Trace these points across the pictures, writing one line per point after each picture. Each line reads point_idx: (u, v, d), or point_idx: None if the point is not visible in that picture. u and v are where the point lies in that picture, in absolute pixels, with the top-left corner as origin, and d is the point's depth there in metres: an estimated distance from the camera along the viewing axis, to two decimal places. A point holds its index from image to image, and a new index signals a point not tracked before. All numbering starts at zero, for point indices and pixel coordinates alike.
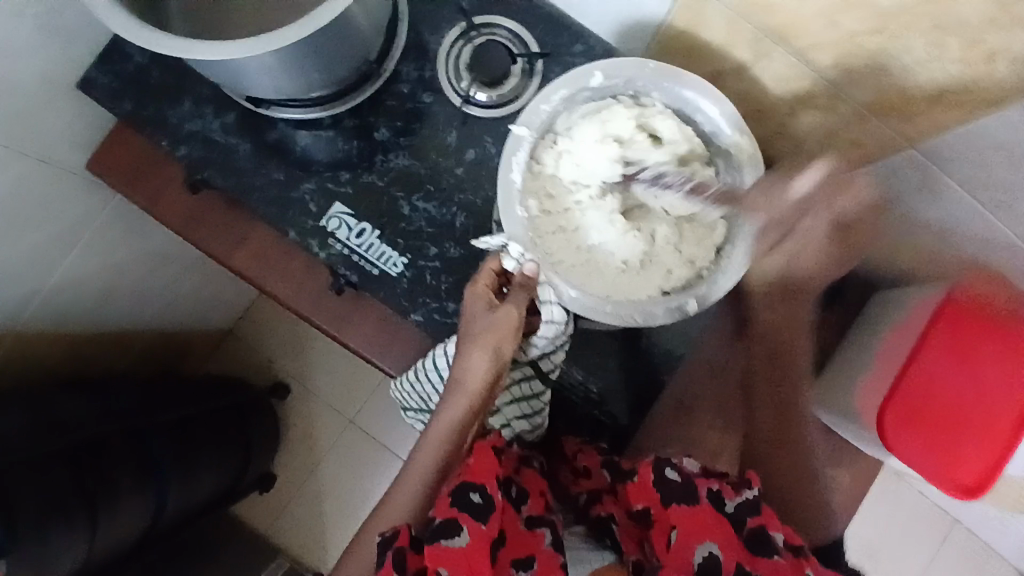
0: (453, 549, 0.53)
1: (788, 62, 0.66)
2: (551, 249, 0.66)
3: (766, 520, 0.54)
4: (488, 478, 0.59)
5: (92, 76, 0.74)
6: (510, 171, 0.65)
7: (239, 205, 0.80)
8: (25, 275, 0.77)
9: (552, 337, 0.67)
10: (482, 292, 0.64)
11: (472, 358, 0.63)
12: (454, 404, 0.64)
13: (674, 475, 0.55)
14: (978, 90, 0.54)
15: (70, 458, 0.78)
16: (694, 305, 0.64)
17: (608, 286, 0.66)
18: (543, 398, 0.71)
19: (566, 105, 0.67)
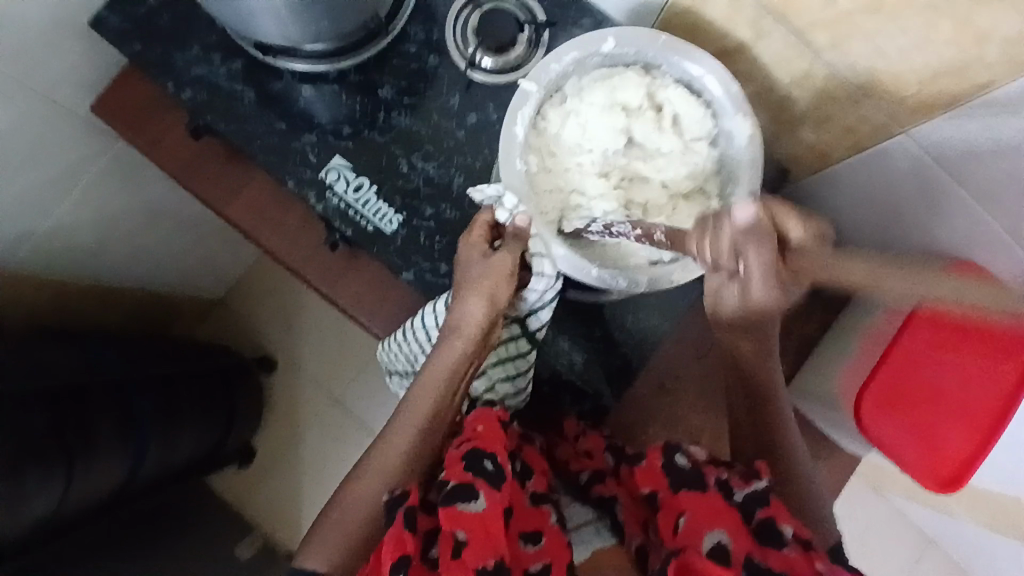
0: (471, 514, 0.46)
1: (788, 43, 0.57)
2: (544, 208, 0.60)
3: (776, 512, 0.51)
4: (498, 446, 0.51)
5: (100, 14, 0.68)
6: (514, 124, 0.58)
7: (239, 155, 0.72)
8: (16, 215, 0.76)
9: (544, 291, 0.59)
10: (477, 242, 0.58)
11: (467, 303, 0.56)
12: (446, 351, 0.56)
13: (683, 461, 0.54)
14: (967, 74, 0.48)
15: (50, 403, 0.76)
16: (682, 275, 0.57)
17: (595, 253, 0.60)
18: (530, 358, 0.64)
19: (576, 69, 0.60)
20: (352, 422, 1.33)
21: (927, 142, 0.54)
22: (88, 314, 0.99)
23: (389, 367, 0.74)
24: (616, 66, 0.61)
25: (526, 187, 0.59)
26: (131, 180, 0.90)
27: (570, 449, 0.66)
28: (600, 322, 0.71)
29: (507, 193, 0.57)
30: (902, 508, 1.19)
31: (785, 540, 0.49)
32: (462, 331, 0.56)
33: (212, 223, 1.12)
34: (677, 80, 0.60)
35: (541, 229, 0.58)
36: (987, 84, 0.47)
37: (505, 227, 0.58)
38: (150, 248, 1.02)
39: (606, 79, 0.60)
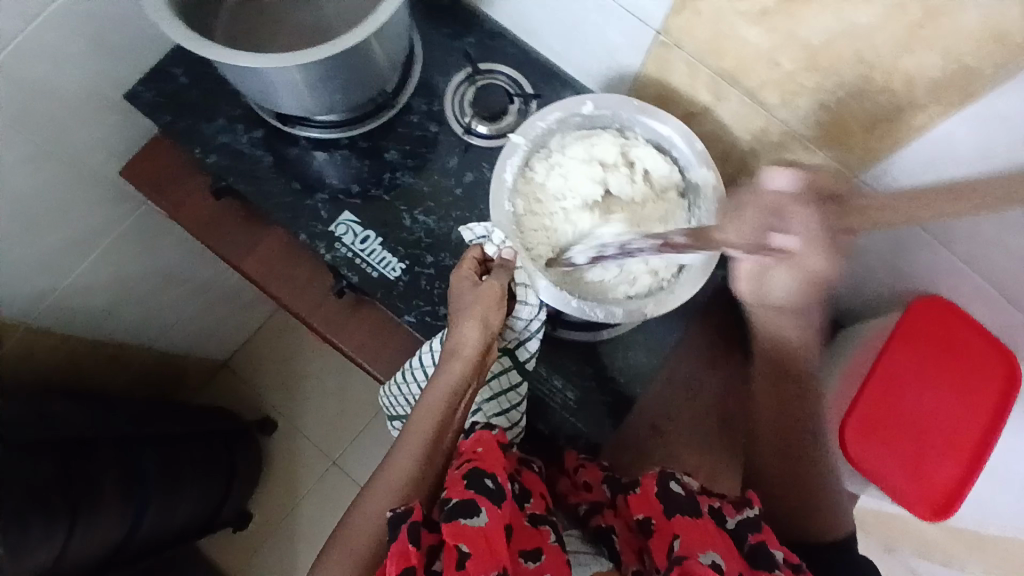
0: (473, 529, 0.49)
1: (744, 104, 0.65)
2: (530, 244, 0.66)
3: (766, 537, 0.54)
4: (500, 470, 0.56)
5: (137, 90, 0.77)
6: (503, 171, 0.67)
7: (256, 213, 0.79)
8: (42, 272, 0.82)
9: (532, 319, 0.65)
10: (466, 273, 0.64)
11: (463, 327, 0.61)
12: (447, 372, 0.60)
13: (678, 489, 0.56)
14: (903, 119, 0.55)
15: (62, 458, 0.79)
16: (652, 310, 0.63)
17: (575, 288, 0.65)
18: (521, 390, 0.67)
19: (560, 127, 0.69)
20: (351, 486, 1.32)
21: (878, 184, 0.61)
22: (95, 373, 1.03)
23: (390, 411, 0.76)
24: (595, 127, 0.70)
25: (511, 226, 0.66)
26: (150, 242, 0.96)
27: (571, 483, 0.68)
28: (592, 360, 0.75)
29: (495, 229, 0.65)
30: None
31: (775, 561, 0.52)
32: (461, 354, 0.61)
33: (222, 287, 1.17)
34: (648, 139, 0.69)
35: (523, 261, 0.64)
36: (922, 127, 0.54)
37: (492, 260, 0.65)
38: (161, 310, 1.07)
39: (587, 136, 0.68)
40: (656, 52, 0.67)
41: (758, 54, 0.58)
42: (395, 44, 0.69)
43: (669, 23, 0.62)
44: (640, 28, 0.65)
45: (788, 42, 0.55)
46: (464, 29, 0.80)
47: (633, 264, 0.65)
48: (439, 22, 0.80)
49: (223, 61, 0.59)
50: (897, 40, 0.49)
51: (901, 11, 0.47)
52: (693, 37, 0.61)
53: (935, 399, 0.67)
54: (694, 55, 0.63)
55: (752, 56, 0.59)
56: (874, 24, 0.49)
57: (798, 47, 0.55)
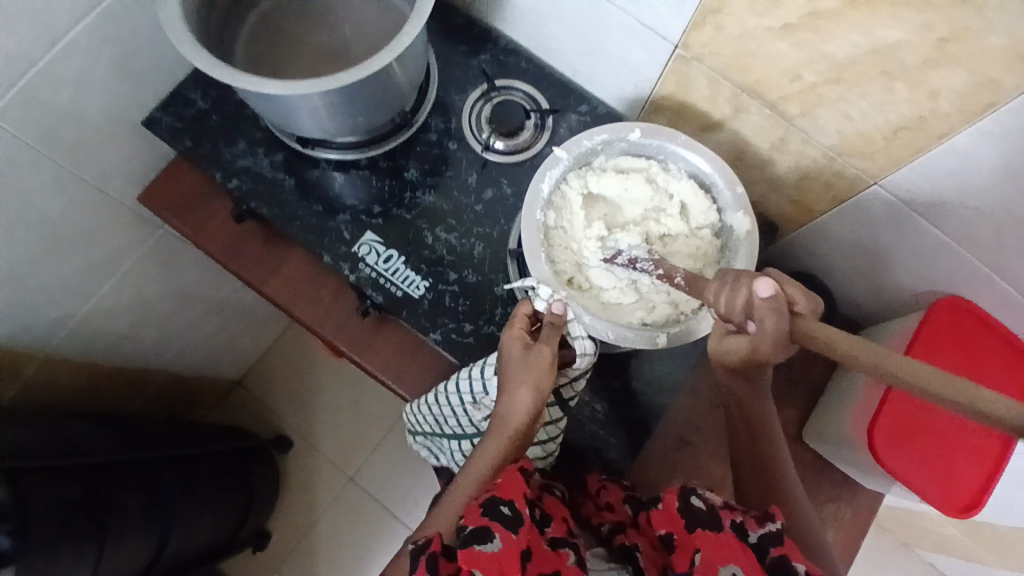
0: (486, 555, 0.50)
1: (764, 115, 0.66)
2: (556, 259, 0.67)
3: (790, 551, 0.51)
4: (517, 495, 0.55)
5: (155, 115, 0.77)
6: (541, 181, 0.66)
7: (277, 235, 0.79)
8: (61, 299, 0.82)
9: (585, 368, 0.64)
10: (517, 335, 0.61)
11: (515, 396, 0.59)
12: (495, 440, 0.59)
13: (700, 504, 0.54)
14: (926, 127, 0.55)
15: (85, 478, 0.79)
16: (664, 341, 0.62)
17: (593, 308, 0.66)
18: (561, 423, 0.67)
19: (605, 147, 0.68)
20: (369, 502, 1.31)
21: (899, 190, 0.62)
22: (114, 397, 1.03)
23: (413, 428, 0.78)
24: (639, 155, 0.69)
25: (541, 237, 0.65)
26: (168, 266, 0.97)
27: (594, 505, 0.67)
28: (617, 373, 0.75)
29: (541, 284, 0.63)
30: (936, 561, 1.18)
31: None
32: (510, 421, 0.60)
33: (237, 306, 1.18)
34: (691, 175, 0.68)
35: (548, 279, 0.64)
36: (946, 134, 0.54)
37: (543, 315, 0.63)
38: (178, 331, 1.07)
39: (627, 164, 0.69)
40: (673, 66, 0.67)
41: (778, 66, 0.59)
42: (414, 66, 0.69)
43: (688, 38, 0.63)
44: (659, 43, 0.66)
45: (809, 55, 0.56)
46: (478, 46, 0.80)
47: (654, 295, 0.66)
48: (454, 40, 0.80)
49: (247, 87, 0.59)
50: (921, 52, 0.50)
51: (927, 24, 0.48)
52: (713, 53, 0.62)
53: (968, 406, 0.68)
54: (713, 70, 0.64)
55: (774, 69, 0.60)
56: (897, 39, 0.51)
57: (821, 60, 0.56)
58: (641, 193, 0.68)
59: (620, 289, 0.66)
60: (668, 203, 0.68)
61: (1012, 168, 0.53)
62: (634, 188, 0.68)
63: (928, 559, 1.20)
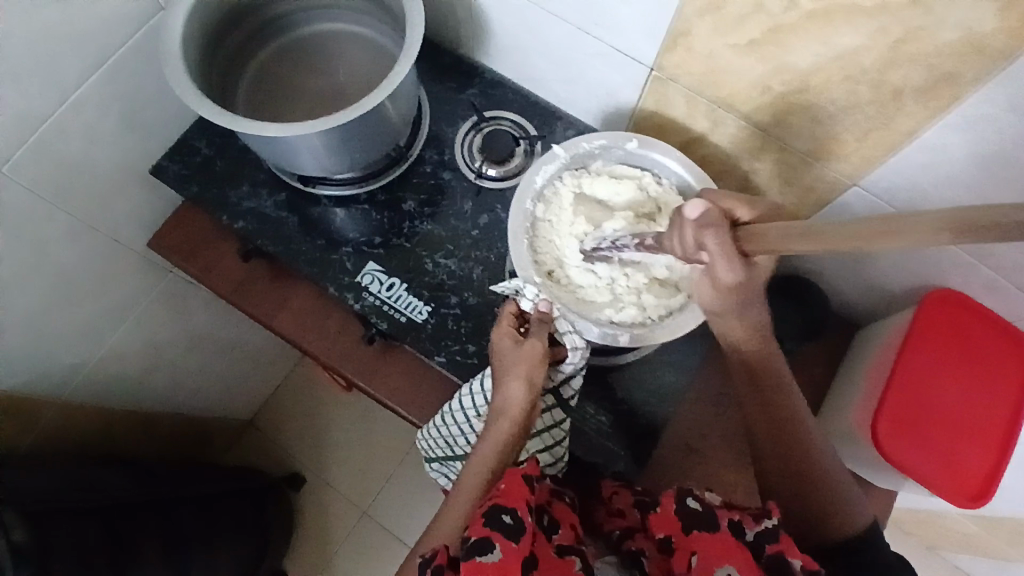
0: (489, 565, 0.50)
1: (740, 127, 0.69)
2: (538, 247, 0.69)
3: (787, 546, 0.52)
4: (521, 502, 0.55)
5: (163, 164, 0.81)
6: (534, 174, 0.70)
7: (284, 271, 0.82)
8: (78, 343, 0.85)
9: (579, 364, 0.66)
10: (506, 331, 0.64)
11: (509, 386, 0.61)
12: (494, 433, 0.61)
13: (695, 505, 0.55)
14: (894, 126, 0.58)
15: (103, 519, 0.80)
16: (625, 340, 0.65)
17: (568, 301, 0.67)
18: (565, 426, 0.69)
19: (603, 153, 0.71)
20: (384, 535, 1.31)
21: (876, 188, 0.65)
22: (129, 442, 1.05)
23: (428, 455, 0.79)
24: (635, 165, 0.72)
25: (526, 225, 0.68)
26: (178, 309, 0.99)
27: (606, 511, 0.67)
28: (620, 384, 0.77)
29: (528, 284, 0.66)
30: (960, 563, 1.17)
31: (792, 572, 0.50)
32: (507, 413, 0.62)
33: (246, 346, 1.20)
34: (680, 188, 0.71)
35: (533, 279, 0.66)
36: (914, 132, 0.57)
37: (530, 313, 0.66)
38: (189, 373, 1.09)
39: (621, 172, 0.71)
40: (651, 87, 0.71)
41: (748, 79, 0.62)
42: (406, 103, 0.73)
43: (661, 60, 0.66)
44: (635, 67, 0.69)
45: (774, 66, 0.60)
46: (467, 81, 0.85)
47: (626, 297, 0.68)
48: (443, 77, 0.85)
49: (248, 132, 0.62)
50: (877, 55, 0.53)
51: (880, 30, 0.51)
52: (686, 71, 0.66)
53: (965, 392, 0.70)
54: (688, 87, 0.68)
55: (745, 82, 0.63)
56: (857, 45, 0.54)
57: (786, 71, 0.59)
58: (632, 200, 0.70)
59: (596, 287, 0.68)
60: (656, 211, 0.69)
61: (979, 160, 0.55)
62: (623, 193, 0.70)
63: (954, 561, 1.18)
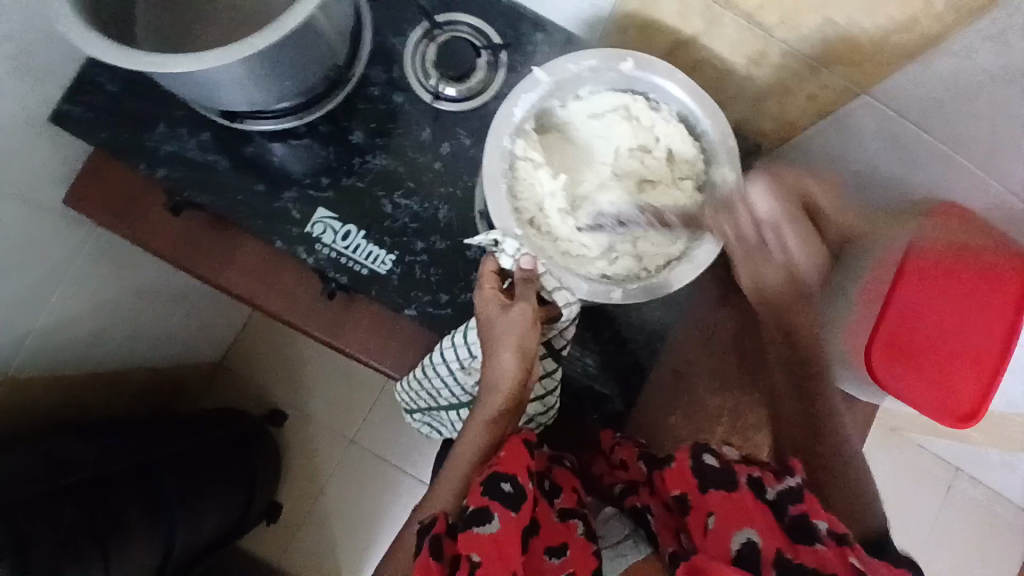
0: (485, 536, 0.48)
1: (740, 28, 0.59)
2: (518, 190, 0.59)
3: (811, 507, 0.47)
4: (521, 470, 0.53)
5: (61, 107, 0.68)
6: (513, 104, 0.58)
7: (225, 222, 0.72)
8: (14, 321, 0.76)
9: (572, 318, 0.61)
10: (491, 295, 0.57)
11: (500, 358, 0.56)
12: (488, 405, 0.57)
13: (712, 462, 0.52)
14: (923, 27, 0.49)
15: (79, 497, 0.77)
16: (619, 296, 0.57)
17: (553, 253, 0.59)
18: (556, 376, 0.64)
19: (592, 75, 0.59)
20: (374, 460, 1.32)
21: (890, 99, 0.57)
22: (99, 403, 1.00)
23: (409, 406, 0.76)
24: (630, 88, 0.60)
25: (504, 166, 0.58)
26: (117, 264, 0.90)
27: (608, 463, 0.65)
28: (605, 323, 0.72)
29: (506, 239, 0.56)
30: (924, 443, 1.24)
31: (819, 536, 0.45)
32: (501, 386, 0.57)
33: (202, 289, 1.12)
34: (682, 115, 0.60)
35: (514, 231, 0.57)
36: (942, 36, 0.49)
37: (511, 271, 0.58)
38: (146, 327, 1.02)
39: (614, 97, 0.60)
40: None
41: None
42: (340, 13, 0.60)
43: None
44: None
45: None
46: None
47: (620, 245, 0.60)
48: None
49: (147, 70, 0.50)
50: None
51: None
52: None
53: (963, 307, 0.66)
54: None
55: None
56: None
57: None
58: (621, 129, 0.60)
59: (586, 237, 0.59)
60: (650, 143, 0.61)
61: None
62: (608, 127, 0.61)
63: (919, 441, 1.25)
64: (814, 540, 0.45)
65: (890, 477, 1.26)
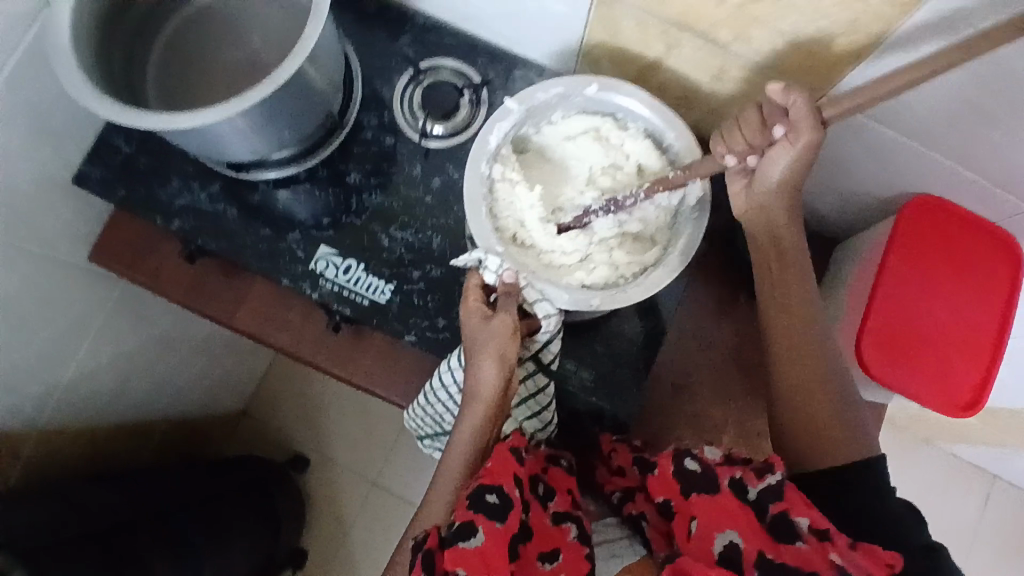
0: (471, 551, 0.50)
1: (698, 47, 0.62)
2: (499, 210, 0.64)
3: (789, 504, 0.52)
4: (506, 479, 0.55)
5: (84, 170, 0.74)
6: (489, 133, 0.62)
7: (236, 266, 0.77)
8: (41, 374, 0.81)
9: (553, 331, 0.62)
10: (474, 307, 0.60)
11: (481, 367, 0.58)
12: (471, 414, 0.59)
13: (694, 466, 0.55)
14: (864, 27, 0.52)
15: (103, 542, 0.80)
16: (597, 302, 0.60)
17: (535, 267, 0.63)
18: (549, 390, 0.67)
19: (560, 101, 0.64)
20: (396, 500, 1.33)
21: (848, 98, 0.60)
22: (124, 453, 1.04)
23: (419, 432, 0.77)
24: (597, 112, 0.66)
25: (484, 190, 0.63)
26: (139, 316, 0.95)
27: (608, 469, 0.67)
28: (599, 338, 0.74)
29: (489, 255, 0.60)
30: (956, 451, 1.20)
31: (798, 531, 0.51)
32: (482, 395, 0.59)
33: (222, 339, 1.17)
34: (647, 132, 0.65)
35: (496, 249, 0.60)
36: (884, 32, 0.52)
37: (495, 286, 0.61)
38: (169, 377, 1.07)
39: (583, 121, 0.66)
40: (596, 13, 0.64)
41: None
42: (330, 66, 0.66)
43: None
44: None
45: None
46: (397, 31, 0.77)
47: (597, 255, 0.64)
48: (371, 30, 0.77)
49: (155, 128, 0.56)
50: None
51: None
52: None
53: (954, 301, 0.68)
54: (636, 10, 0.61)
55: None
56: None
57: None
58: (593, 150, 0.66)
59: (565, 249, 0.64)
60: (620, 162, 0.66)
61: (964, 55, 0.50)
62: (581, 149, 0.66)
63: (949, 449, 1.21)
64: (791, 536, 0.51)
65: (923, 488, 1.21)
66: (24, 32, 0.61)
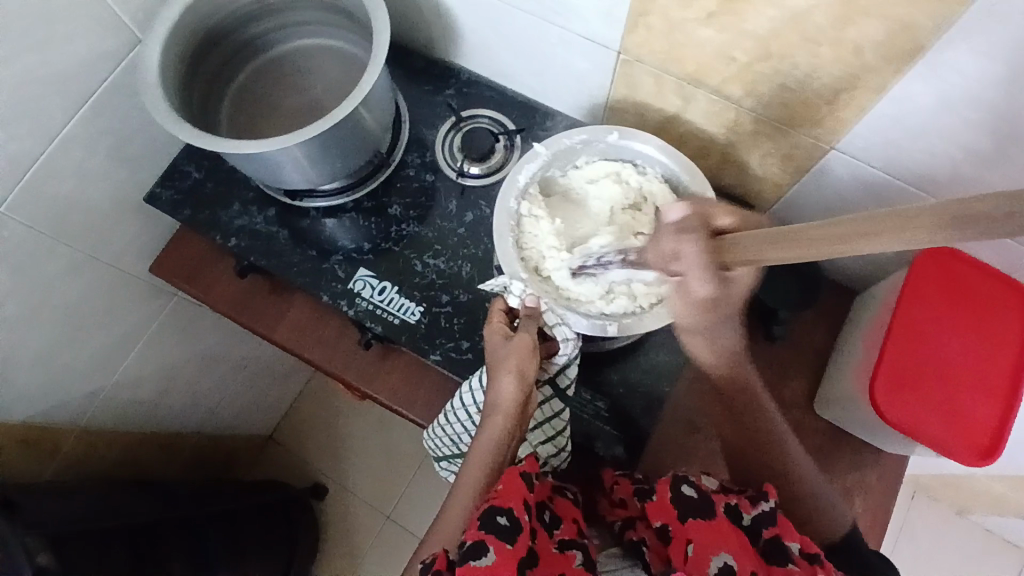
0: (481, 569, 0.50)
1: (712, 101, 0.68)
2: (525, 243, 0.70)
3: (782, 530, 0.54)
4: (517, 500, 0.56)
5: (156, 191, 0.83)
6: (518, 173, 0.70)
7: (281, 284, 0.84)
8: (91, 373, 0.88)
9: (572, 354, 0.67)
10: (497, 327, 0.66)
11: (499, 381, 0.62)
12: (489, 427, 0.62)
13: (691, 492, 0.56)
14: (861, 84, 0.57)
15: (127, 538, 0.83)
16: (614, 330, 0.65)
17: (556, 296, 0.68)
18: (565, 416, 0.69)
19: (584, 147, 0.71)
20: (409, 539, 1.32)
21: (854, 150, 0.64)
22: (153, 466, 1.08)
23: (437, 453, 0.78)
24: (617, 158, 0.73)
25: (511, 223, 0.69)
26: (187, 331, 1.02)
27: (609, 502, 0.67)
28: (615, 370, 0.77)
29: (513, 280, 0.66)
30: (993, 527, 1.15)
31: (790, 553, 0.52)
32: (502, 408, 0.62)
33: (258, 363, 1.23)
34: (663, 177, 0.71)
35: (519, 274, 0.67)
36: (883, 88, 0.56)
37: (518, 310, 0.67)
38: (205, 393, 1.13)
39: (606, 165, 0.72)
40: (619, 70, 0.71)
41: (711, 53, 0.62)
42: (381, 108, 0.75)
43: (625, 42, 0.66)
44: (601, 51, 0.69)
45: (732, 38, 0.59)
46: (442, 83, 0.86)
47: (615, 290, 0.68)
48: (418, 81, 0.86)
49: (229, 152, 0.65)
50: (832, 14, 0.52)
51: None
52: (650, 51, 0.66)
53: (964, 345, 0.70)
54: (655, 66, 0.67)
55: (709, 56, 0.62)
56: (811, 7, 0.53)
57: (748, 40, 0.59)
58: (613, 192, 0.71)
59: (585, 283, 0.68)
60: (639, 203, 0.71)
61: (956, 107, 0.54)
62: (603, 190, 0.72)
63: (987, 524, 1.15)
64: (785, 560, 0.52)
65: (960, 565, 1.15)
66: (111, 67, 0.72)
